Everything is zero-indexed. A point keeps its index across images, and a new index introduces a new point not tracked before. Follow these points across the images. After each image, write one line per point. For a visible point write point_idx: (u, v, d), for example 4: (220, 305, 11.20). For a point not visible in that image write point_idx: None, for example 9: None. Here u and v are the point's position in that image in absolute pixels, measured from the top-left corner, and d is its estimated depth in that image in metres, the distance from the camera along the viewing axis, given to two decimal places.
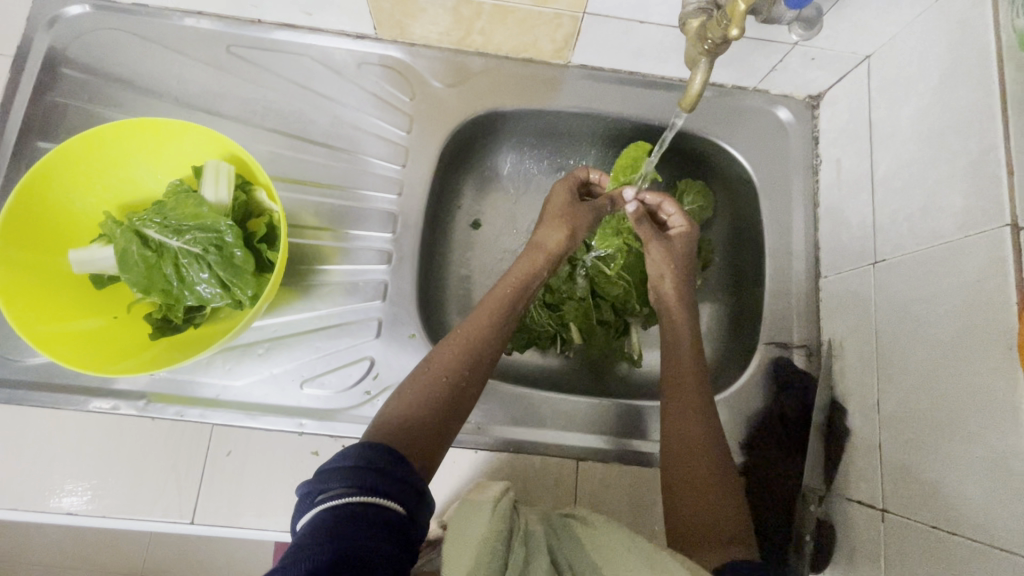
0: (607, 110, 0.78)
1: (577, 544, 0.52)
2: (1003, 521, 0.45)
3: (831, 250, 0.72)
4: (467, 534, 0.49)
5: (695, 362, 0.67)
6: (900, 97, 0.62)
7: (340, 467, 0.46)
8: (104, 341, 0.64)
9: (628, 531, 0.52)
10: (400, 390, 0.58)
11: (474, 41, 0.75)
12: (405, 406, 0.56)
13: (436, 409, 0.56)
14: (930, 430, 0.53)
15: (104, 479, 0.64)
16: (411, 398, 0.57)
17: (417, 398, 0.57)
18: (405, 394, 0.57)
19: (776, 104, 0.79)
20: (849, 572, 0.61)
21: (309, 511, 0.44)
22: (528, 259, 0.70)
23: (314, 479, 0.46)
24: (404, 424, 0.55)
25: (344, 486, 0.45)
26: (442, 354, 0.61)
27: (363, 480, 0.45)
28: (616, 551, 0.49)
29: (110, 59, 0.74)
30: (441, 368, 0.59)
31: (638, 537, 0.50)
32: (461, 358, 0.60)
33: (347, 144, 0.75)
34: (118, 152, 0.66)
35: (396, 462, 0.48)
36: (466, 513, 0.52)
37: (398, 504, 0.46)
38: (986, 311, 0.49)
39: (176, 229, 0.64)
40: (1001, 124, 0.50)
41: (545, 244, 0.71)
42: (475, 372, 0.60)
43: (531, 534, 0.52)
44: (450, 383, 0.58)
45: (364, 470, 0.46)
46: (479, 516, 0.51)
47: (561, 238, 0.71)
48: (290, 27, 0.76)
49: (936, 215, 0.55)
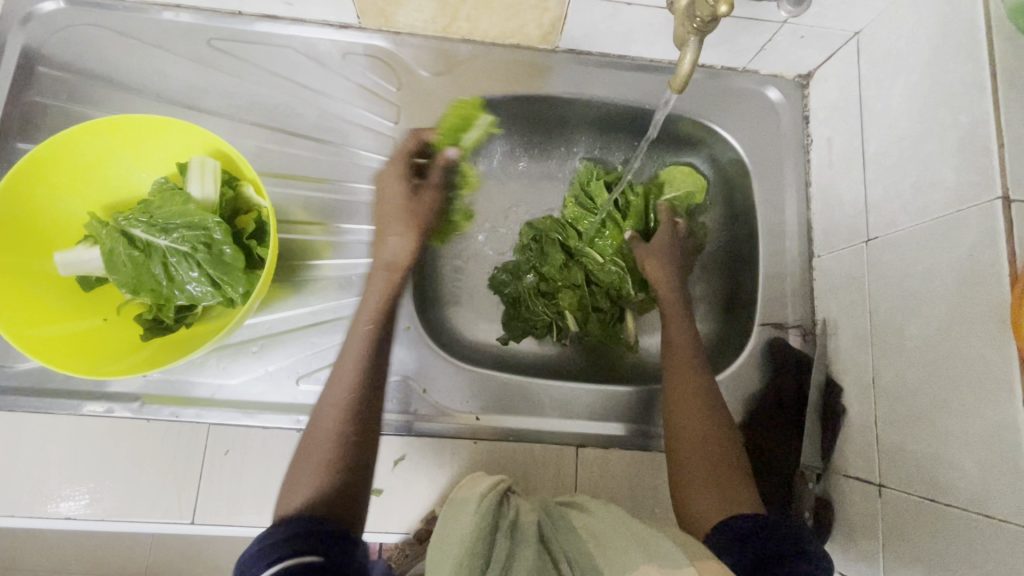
0: (596, 95, 0.77)
1: (573, 530, 0.52)
2: (998, 491, 0.46)
3: (824, 230, 0.73)
4: (451, 532, 0.49)
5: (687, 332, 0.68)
6: (889, 73, 0.62)
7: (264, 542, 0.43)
8: (95, 343, 0.64)
9: (625, 516, 0.53)
10: (291, 479, 0.51)
11: (460, 28, 0.74)
12: (306, 485, 0.49)
13: (338, 467, 0.51)
14: (925, 405, 0.53)
15: (102, 482, 0.63)
16: (308, 475, 0.50)
17: (314, 474, 0.50)
18: (298, 477, 0.50)
19: (766, 84, 0.78)
20: (847, 546, 0.62)
21: None
22: (384, 280, 0.64)
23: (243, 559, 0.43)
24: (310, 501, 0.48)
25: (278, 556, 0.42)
26: (324, 411, 0.54)
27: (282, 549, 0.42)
28: (613, 537, 0.50)
29: (88, 56, 0.72)
30: (328, 427, 0.53)
31: (635, 525, 0.50)
32: (349, 402, 0.55)
33: (335, 137, 0.74)
34: (101, 151, 0.65)
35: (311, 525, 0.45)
36: (453, 512, 0.52)
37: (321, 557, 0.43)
38: (979, 285, 0.49)
39: (163, 227, 0.63)
40: (992, 97, 0.50)
41: (395, 259, 0.66)
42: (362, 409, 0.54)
43: (520, 529, 0.52)
44: (336, 439, 0.52)
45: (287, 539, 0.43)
46: (464, 514, 0.51)
47: (409, 247, 0.66)
48: (272, 18, 0.74)
49: (928, 190, 0.55)
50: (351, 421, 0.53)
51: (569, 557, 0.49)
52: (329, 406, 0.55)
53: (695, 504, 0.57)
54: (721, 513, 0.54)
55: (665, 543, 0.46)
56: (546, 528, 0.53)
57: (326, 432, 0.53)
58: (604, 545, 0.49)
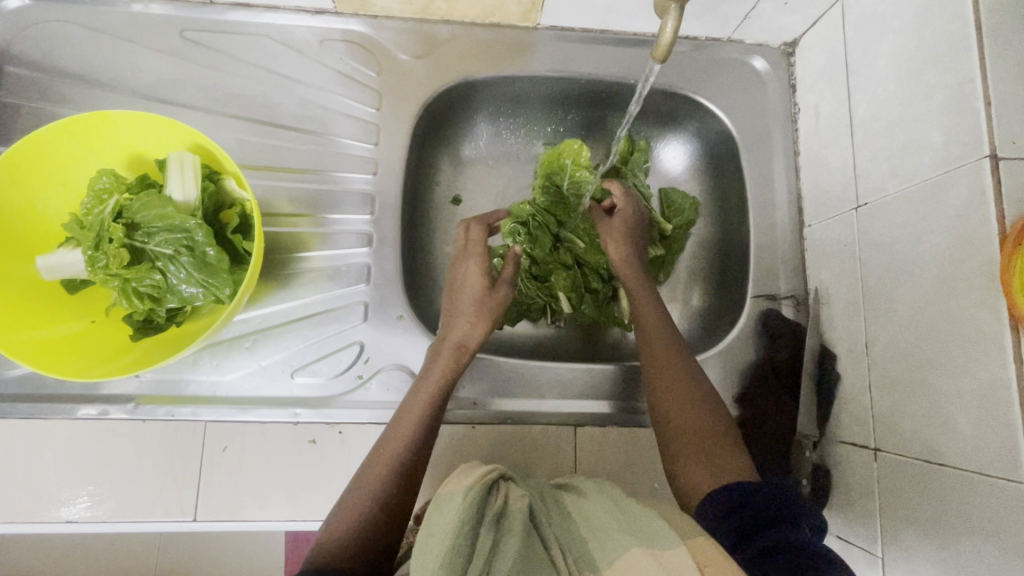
0: (580, 72, 0.75)
1: (566, 515, 0.52)
2: (991, 447, 0.46)
3: (814, 199, 0.72)
4: (436, 529, 0.48)
5: (659, 314, 0.68)
6: (873, 37, 0.61)
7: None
8: (85, 346, 0.63)
9: (615, 496, 0.53)
10: (330, 520, 0.53)
11: (438, 8, 0.72)
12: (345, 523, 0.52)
13: (376, 519, 0.52)
14: (918, 367, 0.54)
15: (101, 484, 0.63)
16: (345, 527, 0.51)
17: (359, 510, 0.52)
18: (339, 518, 0.52)
19: (751, 53, 0.77)
20: (845, 510, 0.63)
21: None
22: (440, 359, 0.63)
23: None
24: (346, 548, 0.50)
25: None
26: (370, 469, 0.56)
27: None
28: (604, 519, 0.49)
29: (58, 53, 0.70)
30: (370, 488, 0.54)
31: (629, 507, 0.50)
32: (400, 455, 0.56)
33: (316, 126, 0.73)
34: (75, 149, 0.63)
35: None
36: (440, 504, 0.51)
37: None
38: (969, 245, 0.49)
39: (145, 230, 0.62)
40: (977, 54, 0.49)
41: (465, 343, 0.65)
42: (414, 482, 0.56)
43: (510, 520, 0.49)
44: (381, 494, 0.54)
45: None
46: (450, 509, 0.49)
47: (478, 334, 0.65)
48: (245, 7, 0.72)
49: (916, 153, 0.55)
50: (405, 481, 0.55)
51: (563, 544, 0.48)
52: (381, 461, 0.56)
53: (694, 463, 0.57)
54: (712, 481, 0.55)
55: (654, 522, 0.47)
56: (538, 511, 0.51)
57: (366, 495, 0.54)
58: (596, 529, 0.49)
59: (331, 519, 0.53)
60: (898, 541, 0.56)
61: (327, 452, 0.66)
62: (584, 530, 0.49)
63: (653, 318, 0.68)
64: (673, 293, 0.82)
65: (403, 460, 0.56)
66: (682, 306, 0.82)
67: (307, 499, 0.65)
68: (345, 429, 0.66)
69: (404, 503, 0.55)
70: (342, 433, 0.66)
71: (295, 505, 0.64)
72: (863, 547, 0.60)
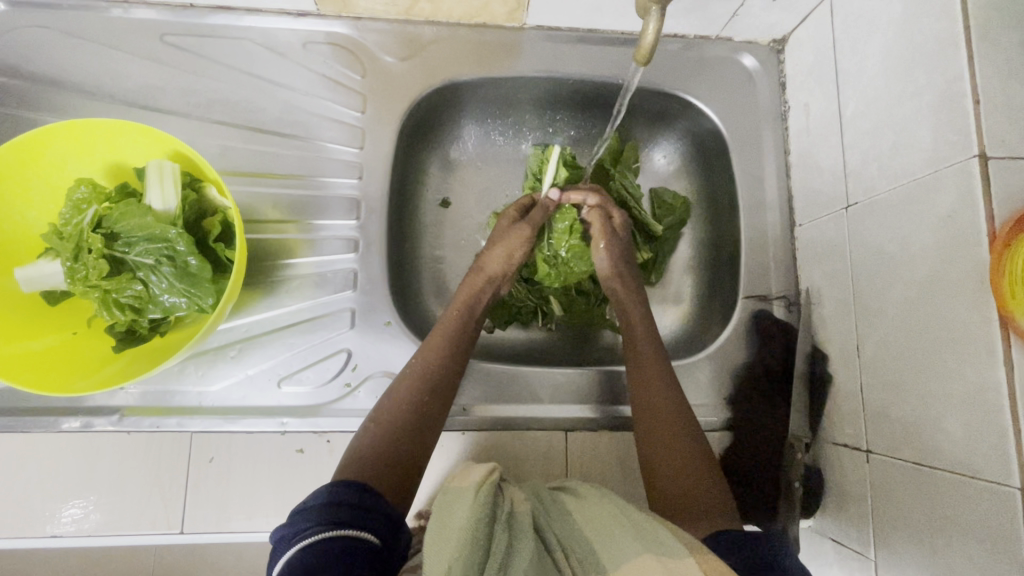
0: (568, 72, 0.74)
1: (566, 516, 0.52)
2: (981, 451, 0.46)
3: (804, 198, 0.72)
4: (447, 526, 0.47)
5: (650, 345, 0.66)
6: (862, 34, 0.60)
7: (311, 507, 0.48)
8: (66, 359, 0.62)
9: (619, 502, 0.51)
10: (366, 427, 0.57)
11: (422, 10, 0.71)
12: (380, 430, 0.57)
13: (408, 423, 0.57)
14: (909, 369, 0.53)
15: (86, 497, 0.62)
16: (372, 434, 0.56)
17: (394, 416, 0.58)
18: (373, 426, 0.57)
19: (741, 51, 0.77)
20: (838, 512, 0.62)
21: (284, 554, 0.45)
22: (468, 284, 0.69)
23: (287, 522, 0.47)
24: (371, 450, 0.55)
25: (316, 525, 0.46)
26: (402, 380, 0.61)
27: (334, 515, 0.47)
28: (604, 523, 0.49)
29: (35, 59, 0.69)
30: (396, 401, 0.59)
31: (627, 508, 0.50)
32: (429, 365, 0.61)
33: (300, 130, 0.72)
34: (52, 157, 0.62)
35: (359, 490, 0.50)
36: (447, 506, 0.50)
37: (374, 535, 0.47)
38: (959, 246, 0.48)
39: (125, 241, 0.61)
40: (965, 52, 0.48)
41: (486, 265, 0.69)
42: (438, 399, 0.60)
43: (517, 517, 0.50)
44: (414, 401, 0.59)
45: (333, 506, 0.48)
46: (460, 507, 0.49)
47: (500, 258, 0.69)
48: (226, 10, 0.71)
49: (906, 152, 0.54)
50: (433, 387, 0.60)
51: (565, 546, 0.49)
52: (412, 369, 0.62)
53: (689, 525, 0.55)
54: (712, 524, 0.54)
55: (658, 531, 0.46)
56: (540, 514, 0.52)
57: (393, 408, 0.58)
58: (600, 533, 0.49)
59: (361, 431, 0.58)
60: (890, 543, 0.55)
61: (315, 462, 0.65)
62: (589, 534, 0.49)
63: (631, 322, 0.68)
64: (663, 294, 0.82)
65: (430, 367, 0.61)
66: (673, 307, 0.81)
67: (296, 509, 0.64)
68: (333, 437, 0.65)
69: (429, 418, 0.59)
70: (330, 442, 0.66)
71: (284, 515, 0.64)
72: (856, 550, 0.60)
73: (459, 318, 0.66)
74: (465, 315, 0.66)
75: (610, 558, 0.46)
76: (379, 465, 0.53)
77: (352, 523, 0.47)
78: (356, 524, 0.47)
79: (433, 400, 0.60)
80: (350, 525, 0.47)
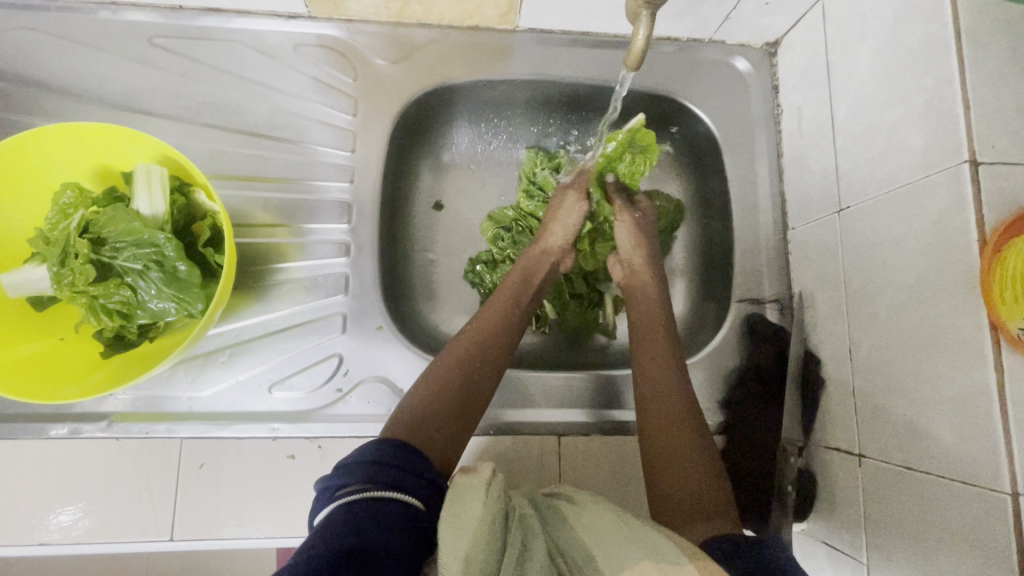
0: (560, 75, 0.74)
1: (565, 522, 0.50)
2: (972, 455, 0.46)
3: (798, 202, 0.71)
4: (462, 513, 0.45)
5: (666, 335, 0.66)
6: (854, 38, 0.60)
7: (359, 462, 0.49)
8: (51, 366, 0.61)
9: (616, 509, 0.50)
10: (418, 387, 0.59)
11: (413, 12, 0.71)
12: (427, 399, 0.57)
13: (457, 392, 0.58)
14: (902, 374, 0.53)
15: (75, 505, 0.62)
16: (424, 395, 0.58)
17: (443, 385, 0.59)
18: (424, 390, 0.58)
19: (733, 53, 0.76)
20: (831, 516, 0.62)
21: (327, 506, 0.47)
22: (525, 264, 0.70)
23: (332, 474, 0.49)
24: (426, 412, 0.56)
25: (362, 482, 0.47)
26: (455, 350, 0.62)
27: (379, 475, 0.48)
28: (603, 530, 0.48)
29: (21, 61, 0.68)
30: (450, 366, 0.60)
31: (626, 518, 0.48)
32: (479, 341, 0.62)
33: (291, 134, 0.71)
34: (37, 162, 0.61)
35: (404, 452, 0.51)
36: (458, 497, 0.47)
37: (416, 499, 0.48)
38: (949, 251, 0.48)
39: (111, 246, 0.60)
40: (955, 55, 0.48)
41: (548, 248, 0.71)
42: (491, 366, 0.61)
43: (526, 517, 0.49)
44: (463, 371, 0.60)
45: (378, 465, 0.49)
46: (474, 502, 0.46)
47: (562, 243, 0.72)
48: (216, 12, 0.70)
49: (897, 156, 0.54)
50: (484, 360, 0.61)
51: (562, 552, 0.46)
52: (463, 340, 0.63)
53: (688, 530, 0.53)
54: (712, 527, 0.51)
55: (658, 538, 0.45)
56: (547, 521, 0.50)
57: (444, 373, 0.60)
58: (595, 536, 0.47)
59: (414, 390, 0.59)
60: (883, 548, 0.55)
61: (306, 467, 0.65)
62: (586, 539, 0.47)
63: (650, 300, 0.69)
64: None
65: (481, 342, 0.62)
66: None
67: (286, 514, 0.63)
68: (324, 443, 0.65)
69: (482, 387, 0.60)
70: (321, 448, 0.65)
71: (276, 521, 0.63)
72: (847, 553, 0.60)
73: (514, 287, 0.68)
74: (519, 287, 0.68)
75: (604, 556, 0.45)
76: (430, 430, 0.55)
77: (395, 485, 0.48)
78: (401, 486, 0.48)
79: (485, 368, 0.61)
80: (394, 487, 0.48)
